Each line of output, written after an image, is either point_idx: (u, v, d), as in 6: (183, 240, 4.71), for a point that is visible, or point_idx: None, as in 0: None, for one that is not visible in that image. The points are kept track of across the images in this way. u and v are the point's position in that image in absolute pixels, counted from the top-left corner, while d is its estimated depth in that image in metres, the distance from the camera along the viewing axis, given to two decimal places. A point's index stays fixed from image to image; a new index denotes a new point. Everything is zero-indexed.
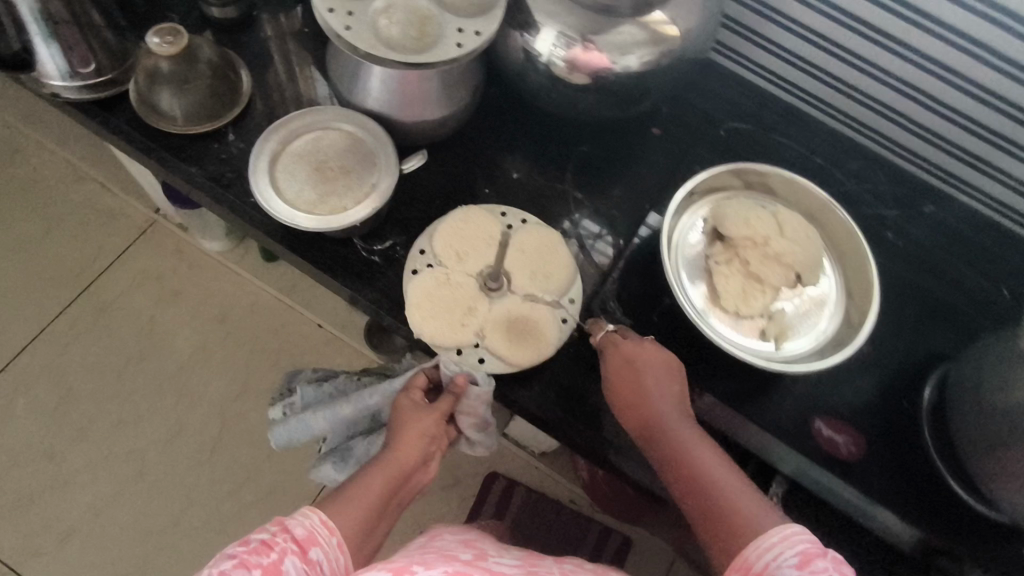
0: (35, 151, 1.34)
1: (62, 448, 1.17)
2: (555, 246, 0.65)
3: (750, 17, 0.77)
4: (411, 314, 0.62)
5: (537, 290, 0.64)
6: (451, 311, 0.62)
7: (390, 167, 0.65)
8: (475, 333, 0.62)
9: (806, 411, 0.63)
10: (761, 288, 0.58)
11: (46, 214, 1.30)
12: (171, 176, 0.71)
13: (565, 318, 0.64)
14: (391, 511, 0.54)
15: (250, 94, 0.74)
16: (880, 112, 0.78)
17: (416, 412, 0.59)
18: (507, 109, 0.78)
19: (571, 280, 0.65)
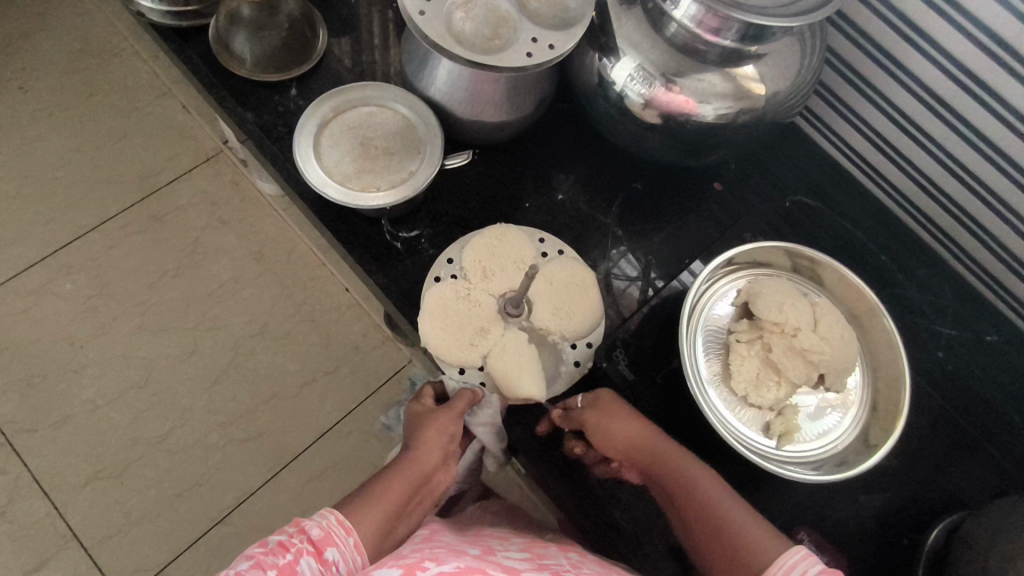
0: (130, 57, 1.39)
1: (80, 340, 1.21)
2: (590, 287, 0.62)
3: (847, 90, 0.71)
4: (422, 321, 0.60)
5: (557, 328, 0.60)
6: (462, 328, 0.60)
7: (432, 159, 0.64)
8: (481, 356, 0.60)
9: (791, 517, 0.58)
10: (776, 380, 0.54)
11: (122, 118, 1.35)
12: (227, 116, 0.71)
13: (576, 361, 0.62)
14: (413, 511, 0.52)
15: (324, 55, 0.74)
16: (963, 224, 0.72)
17: (435, 412, 0.58)
18: (571, 129, 0.76)
19: (593, 325, 0.61)
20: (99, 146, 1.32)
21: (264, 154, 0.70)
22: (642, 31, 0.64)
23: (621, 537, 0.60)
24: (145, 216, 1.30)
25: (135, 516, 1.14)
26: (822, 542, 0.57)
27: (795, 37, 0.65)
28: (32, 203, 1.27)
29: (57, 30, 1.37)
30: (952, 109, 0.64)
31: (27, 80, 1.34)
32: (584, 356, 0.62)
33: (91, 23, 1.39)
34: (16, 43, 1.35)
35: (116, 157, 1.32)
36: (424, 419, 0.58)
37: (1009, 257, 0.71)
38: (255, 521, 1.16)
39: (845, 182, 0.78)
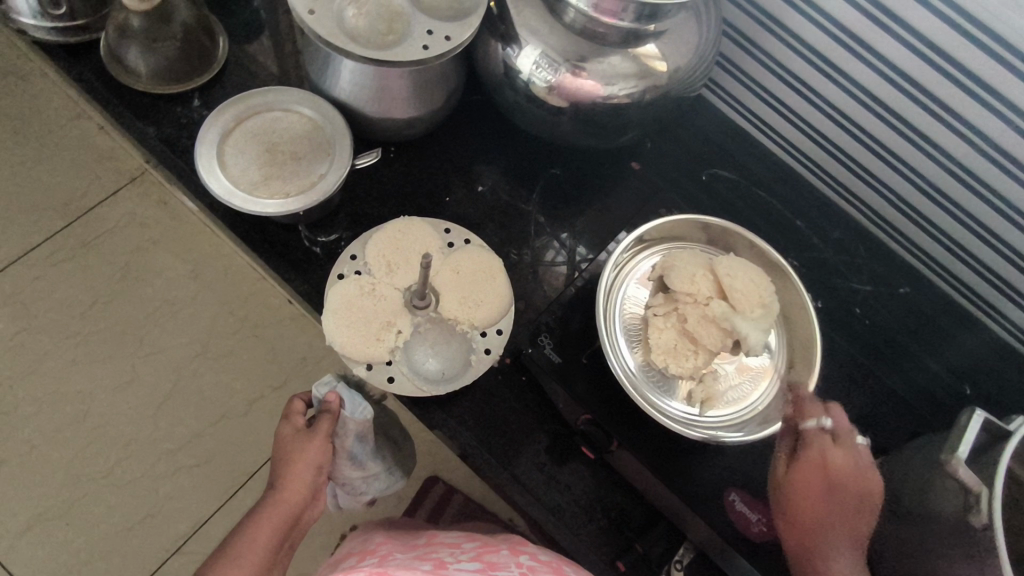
0: (38, 78, 1.32)
1: (12, 378, 1.16)
2: (495, 275, 0.63)
3: (748, 61, 0.73)
4: (326, 320, 0.59)
5: (465, 318, 0.61)
6: (368, 323, 0.59)
7: (341, 160, 0.63)
8: (389, 350, 0.59)
9: (722, 480, 0.59)
10: (693, 349, 0.55)
11: (34, 141, 1.28)
12: (128, 133, 0.69)
13: (487, 349, 0.62)
14: (283, 555, 0.60)
15: (226, 63, 0.72)
16: (867, 182, 0.74)
17: (299, 440, 0.65)
18: (484, 119, 0.77)
19: (503, 311, 0.62)
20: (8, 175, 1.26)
21: (171, 169, 0.68)
22: (541, 18, 0.65)
23: (561, 521, 0.61)
24: (66, 244, 1.24)
25: (84, 556, 1.09)
26: (755, 503, 0.58)
27: (689, 14, 0.66)
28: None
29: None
30: (837, 66, 0.65)
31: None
32: (495, 343, 0.62)
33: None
34: None
35: (30, 184, 1.26)
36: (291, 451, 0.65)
37: (911, 211, 0.72)
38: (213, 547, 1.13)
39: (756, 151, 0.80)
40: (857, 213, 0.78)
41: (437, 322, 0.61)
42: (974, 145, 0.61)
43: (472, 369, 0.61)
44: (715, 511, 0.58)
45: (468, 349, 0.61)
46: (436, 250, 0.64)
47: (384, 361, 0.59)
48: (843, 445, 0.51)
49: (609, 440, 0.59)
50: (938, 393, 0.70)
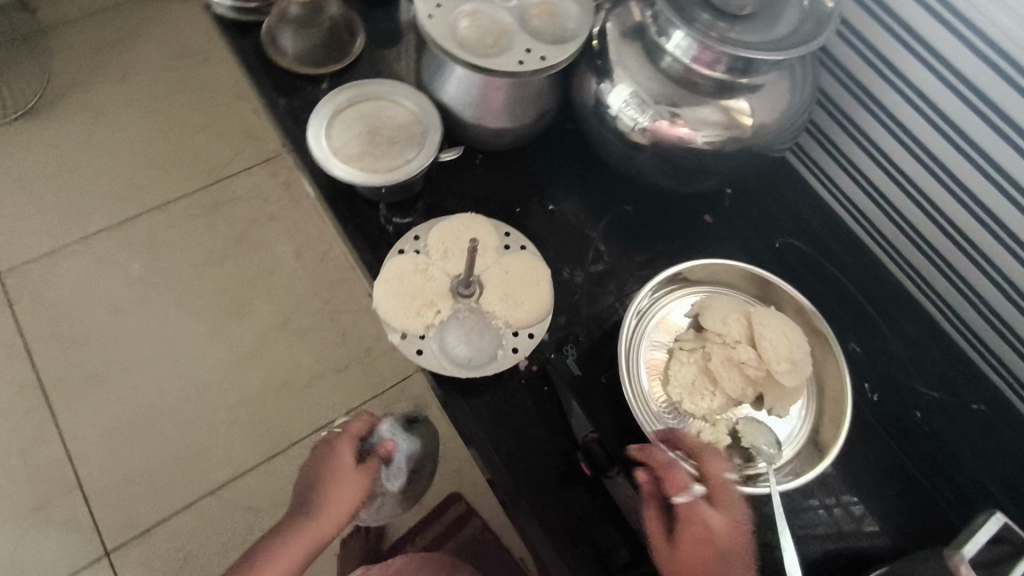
0: (220, 64, 1.54)
1: (123, 304, 1.30)
2: (539, 282, 0.66)
3: (840, 137, 0.74)
4: (378, 286, 0.64)
5: (502, 315, 0.65)
6: (413, 297, 0.64)
7: (428, 152, 0.69)
8: (425, 325, 0.64)
9: None
10: (711, 390, 0.55)
11: (200, 113, 1.48)
12: (265, 101, 0.80)
13: (515, 349, 0.64)
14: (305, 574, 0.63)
15: (358, 60, 0.82)
16: (949, 279, 0.71)
17: (342, 452, 0.68)
18: (570, 147, 0.81)
19: (539, 317, 0.65)
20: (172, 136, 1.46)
21: (289, 136, 0.78)
22: (638, 60, 0.69)
23: (548, 535, 0.61)
24: (201, 202, 1.41)
25: (135, 476, 1.19)
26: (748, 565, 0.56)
27: (785, 74, 0.68)
28: (104, 175, 1.40)
29: (157, 33, 1.55)
30: (926, 149, 0.65)
31: (121, 70, 1.49)
32: (524, 345, 0.65)
33: (190, 32, 1.56)
34: (127, 42, 1.53)
35: (186, 146, 1.45)
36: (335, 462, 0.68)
37: (992, 315, 0.68)
38: (245, 500, 1.20)
39: (841, 231, 0.78)
40: (936, 311, 0.74)
41: (475, 312, 0.65)
42: None
43: (496, 363, 0.64)
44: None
45: (497, 344, 0.64)
46: (491, 249, 0.68)
47: (418, 334, 0.63)
48: (722, 509, 0.49)
49: (611, 464, 0.59)
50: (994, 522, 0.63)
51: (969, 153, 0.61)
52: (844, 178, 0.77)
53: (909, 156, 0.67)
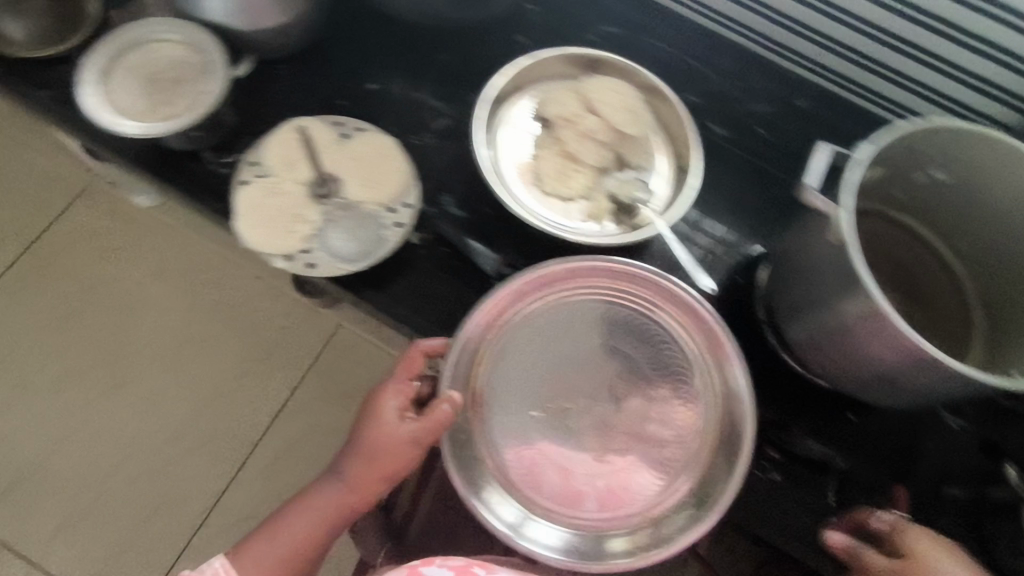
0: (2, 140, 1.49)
1: (27, 394, 1.34)
2: (391, 155, 0.66)
3: None
4: (237, 223, 0.62)
5: (373, 199, 0.65)
6: (280, 218, 0.63)
7: (219, 74, 0.64)
8: (305, 239, 0.62)
9: None
10: (575, 167, 0.58)
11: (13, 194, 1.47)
12: (22, 103, 0.71)
13: (398, 223, 0.64)
14: (404, 465, 0.55)
15: (102, 25, 0.73)
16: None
17: (386, 421, 0.54)
18: (365, 18, 0.76)
19: (407, 187, 0.66)
20: (38, 174, 1.48)
21: (72, 125, 0.70)
22: None
23: None
24: (105, 216, 1.45)
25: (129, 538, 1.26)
26: None
27: None
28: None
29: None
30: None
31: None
32: (405, 216, 0.65)
33: None
34: None
35: (45, 190, 1.47)
36: (337, 454, 0.58)
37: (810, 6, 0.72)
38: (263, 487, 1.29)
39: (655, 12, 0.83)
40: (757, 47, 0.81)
41: (345, 207, 0.64)
42: None
43: (389, 243, 0.63)
44: None
45: (379, 226, 0.64)
46: (328, 143, 0.66)
47: (303, 250, 0.62)
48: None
49: None
50: None
51: None
52: None
53: None
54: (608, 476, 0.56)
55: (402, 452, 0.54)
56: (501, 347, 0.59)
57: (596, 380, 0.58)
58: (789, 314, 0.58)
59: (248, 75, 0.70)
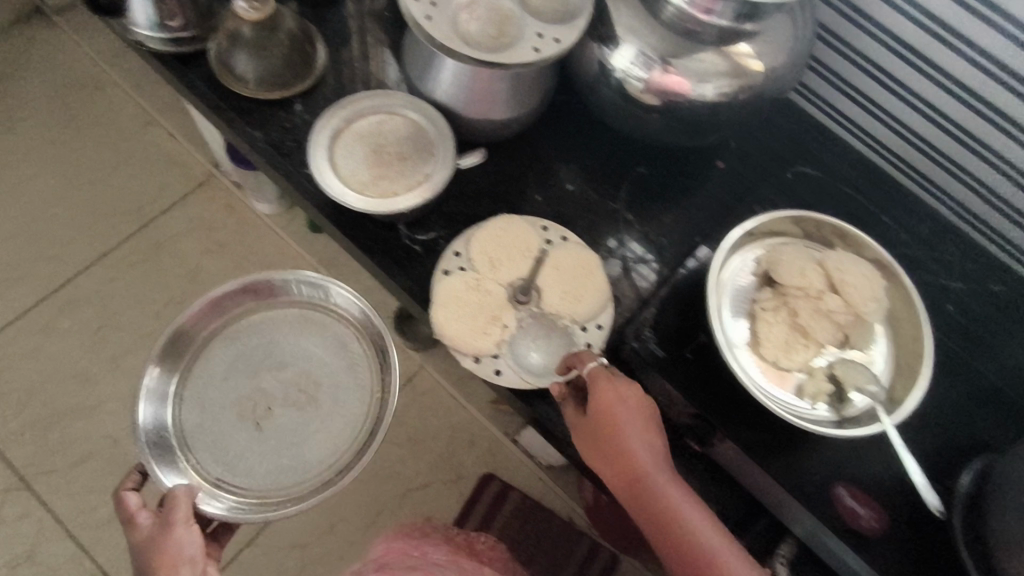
0: (136, 113, 1.52)
1: (98, 372, 1.32)
2: (593, 272, 0.64)
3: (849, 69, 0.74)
4: (434, 312, 0.62)
5: (568, 314, 0.63)
6: (476, 315, 0.62)
7: (446, 159, 0.65)
8: (496, 344, 0.61)
9: (829, 474, 0.59)
10: (805, 342, 0.56)
11: (131, 167, 1.48)
12: (234, 135, 0.72)
13: (588, 344, 0.63)
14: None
15: (323, 74, 0.75)
16: (944, 166, 0.75)
17: (163, 528, 0.60)
18: (573, 116, 0.77)
19: (602, 308, 0.64)
20: (165, 156, 1.50)
21: (278, 170, 0.71)
22: (637, 17, 0.65)
23: None
24: (220, 212, 1.46)
25: None
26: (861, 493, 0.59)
27: (786, 14, 0.66)
28: (85, 266, 1.39)
29: (109, 43, 1.56)
30: (922, 55, 0.67)
31: (95, 113, 1.51)
32: (596, 338, 0.63)
33: (109, 95, 1.53)
34: (37, 103, 1.50)
35: (170, 173, 1.49)
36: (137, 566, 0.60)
37: None
38: (316, 522, 1.25)
39: (858, 159, 0.79)
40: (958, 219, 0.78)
41: (540, 317, 0.63)
42: None
43: None
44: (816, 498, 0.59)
45: (570, 345, 0.62)
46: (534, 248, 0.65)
47: (492, 354, 0.61)
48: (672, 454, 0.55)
49: (713, 431, 0.60)
50: None
51: (959, 96, 0.68)
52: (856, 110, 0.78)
53: (894, 96, 0.73)
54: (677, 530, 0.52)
55: (169, 567, 0.58)
56: (203, 347, 0.74)
57: (281, 382, 0.75)
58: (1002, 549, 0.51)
59: (474, 165, 0.71)
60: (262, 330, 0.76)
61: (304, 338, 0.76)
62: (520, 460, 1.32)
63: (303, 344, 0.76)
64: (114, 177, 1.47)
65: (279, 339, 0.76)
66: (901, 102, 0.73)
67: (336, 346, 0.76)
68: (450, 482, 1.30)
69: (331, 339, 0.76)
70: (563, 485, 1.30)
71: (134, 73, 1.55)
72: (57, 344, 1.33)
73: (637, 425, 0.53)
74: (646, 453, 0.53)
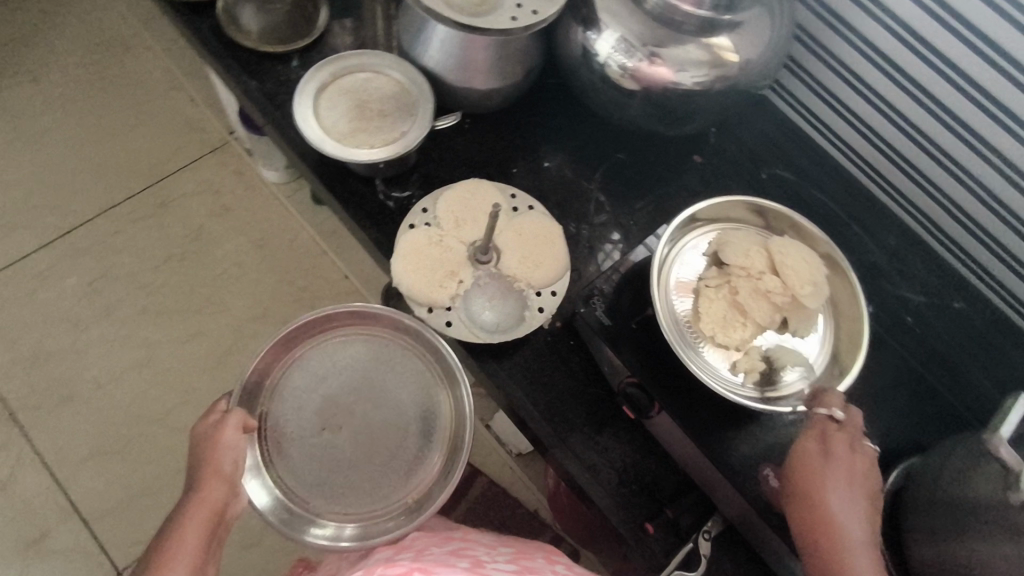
0: (161, 76, 1.59)
1: (93, 317, 1.36)
2: (553, 241, 0.67)
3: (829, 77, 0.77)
4: (396, 262, 0.64)
5: (524, 277, 0.65)
6: (434, 270, 0.64)
7: (424, 119, 0.68)
8: (450, 297, 0.64)
9: (761, 458, 0.61)
10: (742, 321, 0.58)
11: (149, 126, 1.54)
12: (232, 84, 0.76)
13: (540, 308, 0.66)
14: (218, 530, 0.56)
15: (323, 34, 0.78)
16: (916, 180, 0.77)
17: (224, 433, 0.59)
18: (559, 98, 0.80)
19: (558, 276, 0.66)
20: (185, 120, 1.55)
21: (269, 120, 0.75)
22: (621, 3, 0.68)
23: (597, 479, 0.64)
24: (230, 178, 1.51)
25: (137, 487, 1.25)
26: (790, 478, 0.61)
27: (765, 11, 0.69)
28: (94, 215, 1.44)
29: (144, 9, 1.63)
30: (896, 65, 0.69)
31: (124, 74, 1.58)
32: (549, 303, 0.66)
33: (138, 57, 1.60)
34: (69, 58, 1.57)
35: (185, 135, 1.54)
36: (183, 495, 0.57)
37: (1009, 217, 0.70)
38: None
39: (833, 167, 0.81)
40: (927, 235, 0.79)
41: (497, 278, 0.65)
42: (995, 167, 0.68)
43: (526, 325, 0.65)
44: (746, 480, 0.60)
45: (522, 306, 0.65)
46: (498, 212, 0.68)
47: (444, 307, 0.64)
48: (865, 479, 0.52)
49: (651, 404, 0.62)
50: (988, 411, 0.69)
51: (929, 107, 0.69)
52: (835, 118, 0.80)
53: (869, 106, 0.75)
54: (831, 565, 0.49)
55: (212, 477, 0.57)
56: (286, 373, 0.66)
57: (366, 412, 0.67)
58: (919, 539, 0.55)
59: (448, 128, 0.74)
60: (323, 365, 0.68)
61: (369, 363, 0.68)
62: (491, 446, 1.34)
63: (351, 361, 0.68)
64: (132, 134, 1.52)
65: (351, 364, 0.68)
66: (876, 112, 0.75)
67: (399, 374, 0.68)
68: None
69: (392, 368, 0.68)
70: (531, 475, 1.31)
71: (164, 38, 1.62)
72: (58, 286, 1.37)
73: (836, 469, 0.52)
74: (847, 514, 0.50)
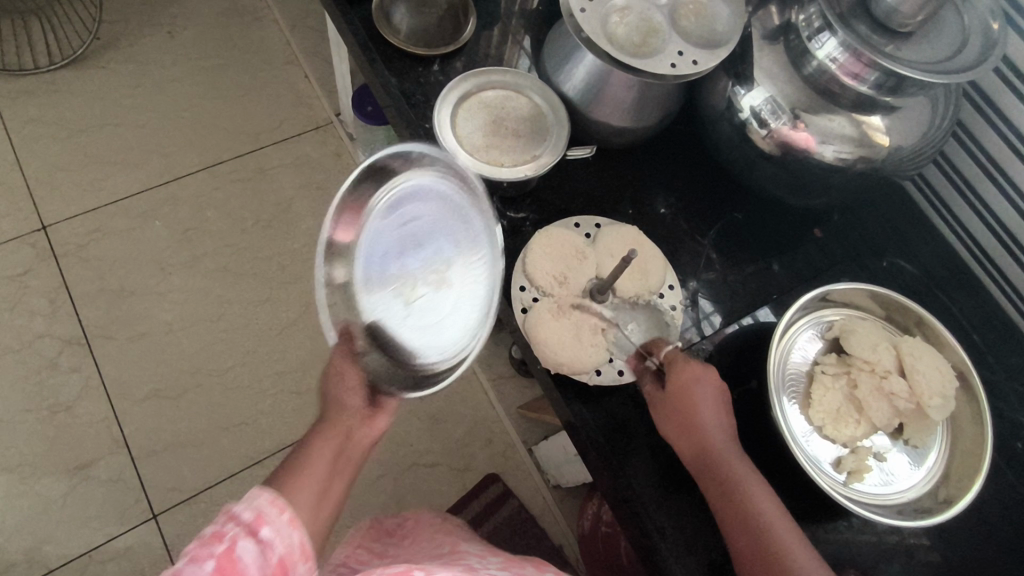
0: (284, 51, 1.65)
1: (176, 265, 1.41)
2: (642, 242, 0.69)
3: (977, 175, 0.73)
4: (542, 348, 0.64)
5: (643, 288, 0.67)
6: (572, 328, 0.65)
7: (557, 146, 0.69)
8: (606, 349, 0.65)
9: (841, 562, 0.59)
10: (856, 417, 0.55)
11: (263, 95, 1.60)
12: (371, 76, 0.78)
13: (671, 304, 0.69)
14: (346, 462, 0.57)
15: (466, 44, 0.79)
16: None
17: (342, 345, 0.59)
18: (687, 146, 0.79)
19: (664, 270, 0.69)
20: (297, 94, 1.61)
21: (400, 118, 0.76)
22: (779, 64, 0.66)
23: (665, 543, 0.61)
24: (328, 157, 1.55)
25: (181, 436, 1.28)
26: None
27: (927, 101, 0.66)
28: (197, 169, 1.50)
29: None
30: None
31: (251, 42, 1.65)
32: (672, 296, 0.69)
33: (266, 30, 1.67)
34: (204, 20, 1.65)
35: (294, 110, 1.59)
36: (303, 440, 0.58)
37: None
38: None
39: (960, 268, 0.76)
40: None
41: (615, 305, 0.67)
42: None
43: (671, 325, 0.68)
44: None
45: (658, 313, 0.68)
46: (583, 247, 0.68)
47: (607, 361, 0.64)
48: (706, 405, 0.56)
49: None
50: None
51: None
52: (973, 220, 0.76)
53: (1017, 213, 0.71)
54: (739, 499, 0.53)
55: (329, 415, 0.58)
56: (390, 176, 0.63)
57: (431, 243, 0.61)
58: None
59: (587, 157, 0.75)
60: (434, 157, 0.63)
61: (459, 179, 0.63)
62: (528, 472, 1.32)
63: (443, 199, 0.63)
64: (246, 100, 1.59)
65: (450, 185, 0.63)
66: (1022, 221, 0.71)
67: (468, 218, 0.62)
68: (456, 470, 1.31)
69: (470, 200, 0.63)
70: (563, 510, 1.28)
71: (292, 15, 1.68)
72: (151, 228, 1.43)
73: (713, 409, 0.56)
74: (724, 439, 0.56)
